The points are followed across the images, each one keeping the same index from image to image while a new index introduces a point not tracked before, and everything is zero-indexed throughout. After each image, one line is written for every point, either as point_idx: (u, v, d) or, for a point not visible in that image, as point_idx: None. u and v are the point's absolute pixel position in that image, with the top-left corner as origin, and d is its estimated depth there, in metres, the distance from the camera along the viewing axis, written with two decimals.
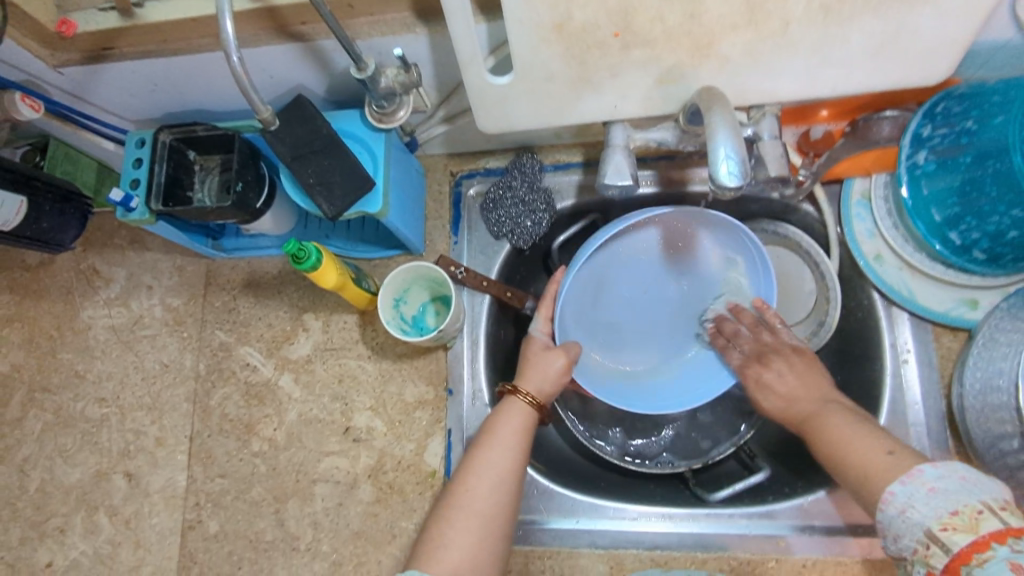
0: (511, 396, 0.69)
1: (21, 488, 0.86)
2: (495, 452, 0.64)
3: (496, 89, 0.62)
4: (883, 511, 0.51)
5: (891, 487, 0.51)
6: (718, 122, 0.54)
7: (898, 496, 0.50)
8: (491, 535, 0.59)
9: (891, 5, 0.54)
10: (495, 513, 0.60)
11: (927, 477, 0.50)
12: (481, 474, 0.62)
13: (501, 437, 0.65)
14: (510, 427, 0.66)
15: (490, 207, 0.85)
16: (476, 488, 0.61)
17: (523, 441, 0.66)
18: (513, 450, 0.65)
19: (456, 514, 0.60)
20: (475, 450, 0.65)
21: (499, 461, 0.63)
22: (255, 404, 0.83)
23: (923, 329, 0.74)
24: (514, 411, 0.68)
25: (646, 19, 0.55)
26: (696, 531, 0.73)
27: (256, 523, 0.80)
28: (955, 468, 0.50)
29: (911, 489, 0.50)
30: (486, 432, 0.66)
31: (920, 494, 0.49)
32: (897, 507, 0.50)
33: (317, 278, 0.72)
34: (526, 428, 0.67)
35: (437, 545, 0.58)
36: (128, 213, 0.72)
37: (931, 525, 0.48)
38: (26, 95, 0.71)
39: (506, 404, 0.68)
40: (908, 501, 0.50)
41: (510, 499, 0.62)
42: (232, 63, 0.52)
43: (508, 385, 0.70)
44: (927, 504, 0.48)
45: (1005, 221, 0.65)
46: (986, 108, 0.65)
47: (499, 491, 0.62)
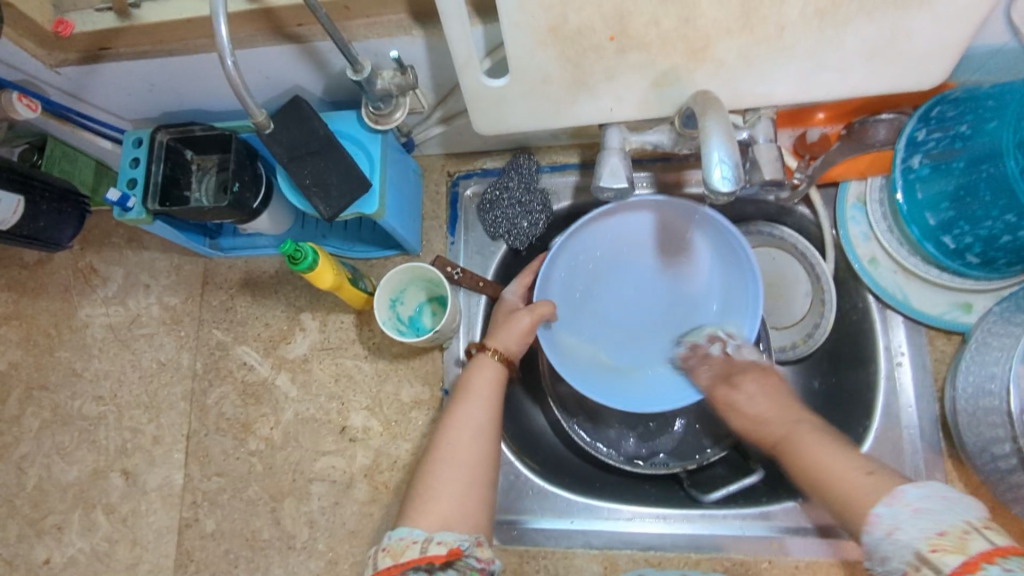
0: (481, 353, 0.71)
1: (19, 486, 0.86)
2: (471, 406, 0.66)
3: (491, 91, 0.62)
4: (870, 535, 0.49)
5: (876, 508, 0.49)
6: (712, 126, 0.54)
7: (885, 517, 0.48)
8: (476, 485, 0.61)
9: (886, 10, 0.54)
10: (477, 461, 0.62)
11: (910, 498, 0.48)
12: (458, 428, 0.64)
13: (475, 393, 0.67)
14: (483, 380, 0.68)
15: (487, 207, 0.85)
16: (455, 442, 0.63)
17: (497, 392, 0.68)
18: (489, 401, 0.66)
19: (438, 469, 0.61)
20: (451, 407, 0.66)
21: (476, 413, 0.65)
22: (252, 403, 0.84)
23: (918, 332, 0.74)
24: (485, 366, 0.70)
25: (641, 22, 0.55)
26: (690, 532, 0.74)
27: (253, 521, 0.80)
28: (936, 488, 0.48)
29: (897, 509, 0.48)
30: (462, 389, 0.68)
31: (906, 515, 0.47)
32: (883, 529, 0.48)
33: (314, 279, 0.72)
34: (498, 380, 0.69)
35: (426, 498, 0.59)
36: (125, 213, 0.72)
37: (920, 548, 0.46)
38: (23, 95, 0.71)
39: (477, 362, 0.70)
40: (895, 522, 0.47)
41: (491, 447, 0.64)
42: (227, 66, 0.52)
43: (477, 345, 0.72)
44: (913, 527, 0.46)
45: (998, 225, 0.65)
46: (981, 113, 0.65)
47: (479, 440, 0.63)
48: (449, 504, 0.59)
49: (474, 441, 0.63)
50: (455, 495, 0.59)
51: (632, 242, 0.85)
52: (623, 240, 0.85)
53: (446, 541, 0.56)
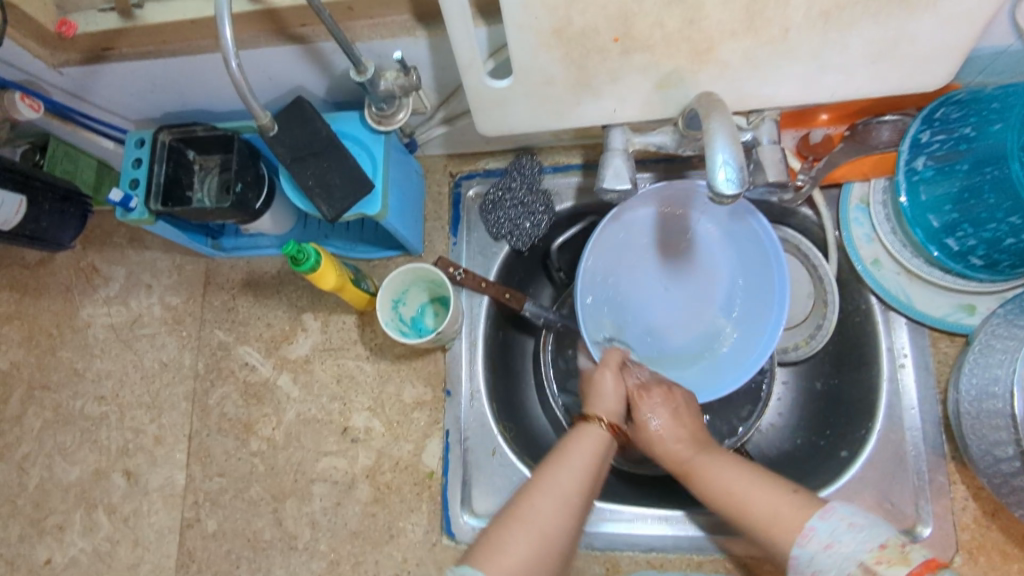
0: (589, 422, 0.67)
1: (21, 485, 0.86)
2: (565, 471, 0.61)
3: (495, 92, 0.62)
4: (803, 548, 0.54)
5: (811, 523, 0.55)
6: (716, 129, 0.54)
7: (819, 531, 0.54)
8: (551, 553, 0.56)
9: (891, 12, 0.53)
10: (558, 530, 0.57)
11: (843, 514, 0.54)
12: (550, 493, 0.59)
13: (572, 458, 0.62)
14: (586, 449, 0.63)
15: (490, 208, 0.85)
16: (542, 506, 0.58)
17: (598, 466, 0.63)
18: (587, 473, 0.61)
19: (516, 524, 0.57)
20: (545, 465, 0.62)
21: (570, 480, 0.60)
22: (254, 403, 0.84)
23: (921, 334, 0.74)
24: (588, 434, 0.65)
25: (646, 24, 0.55)
26: (692, 533, 0.73)
27: (255, 522, 0.80)
28: (868, 508, 0.54)
29: (832, 524, 0.54)
30: (558, 451, 0.63)
31: (842, 530, 0.53)
32: (820, 543, 0.54)
33: (317, 279, 0.72)
34: (600, 449, 0.64)
35: (494, 549, 0.55)
36: (128, 213, 0.73)
37: (863, 559, 0.51)
38: (26, 95, 0.71)
39: (581, 429, 0.66)
40: (831, 537, 0.53)
41: (576, 520, 0.59)
42: (231, 68, 0.52)
43: (583, 413, 0.68)
44: (852, 540, 0.52)
45: (1002, 228, 0.65)
46: (985, 115, 0.65)
47: (564, 510, 0.58)
48: (517, 564, 0.54)
49: (558, 511, 0.58)
50: (527, 555, 0.55)
51: (642, 237, 0.84)
52: (635, 236, 0.84)
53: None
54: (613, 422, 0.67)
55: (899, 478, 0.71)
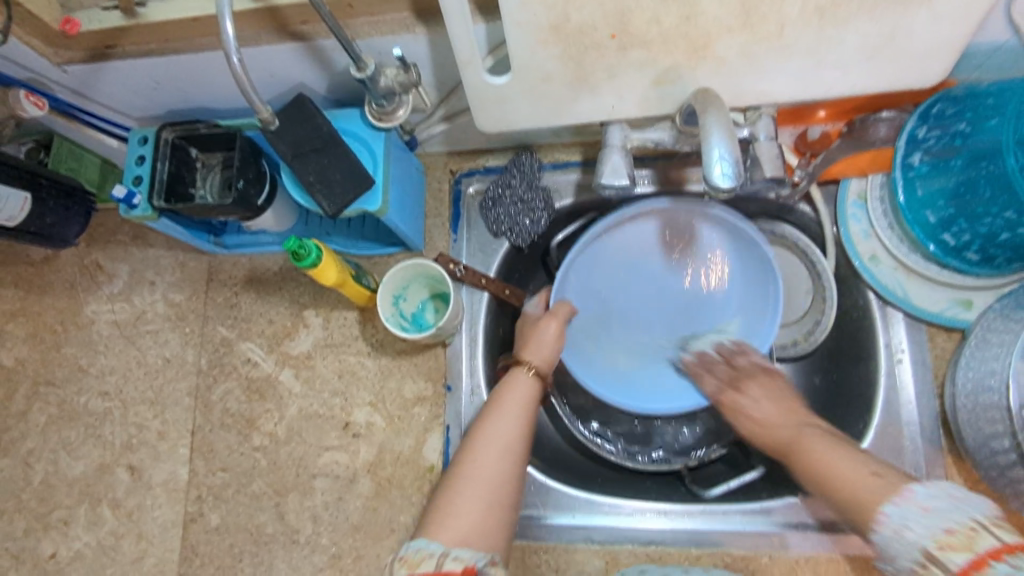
0: (516, 369, 0.73)
1: (26, 480, 0.87)
2: (504, 420, 0.67)
3: (494, 89, 0.63)
4: (878, 532, 0.52)
5: (885, 507, 0.52)
6: (712, 124, 0.54)
7: (893, 516, 0.51)
8: (499, 503, 0.61)
9: (886, 7, 0.54)
10: (503, 477, 0.63)
11: (919, 497, 0.51)
12: (485, 444, 0.65)
13: (507, 408, 0.68)
14: (518, 397, 0.70)
15: (490, 205, 0.85)
16: (482, 457, 0.64)
17: (527, 410, 0.69)
18: (516, 418, 0.67)
19: (462, 483, 0.62)
20: (485, 418, 0.68)
21: (507, 428, 0.66)
22: (256, 399, 0.84)
23: (918, 329, 0.74)
24: (518, 384, 0.71)
25: (642, 20, 0.55)
26: (691, 527, 0.74)
27: (257, 516, 0.81)
28: (946, 487, 0.51)
29: (906, 509, 0.51)
30: (492, 403, 0.69)
31: (914, 513, 0.50)
32: (892, 528, 0.51)
33: (318, 275, 0.73)
34: (530, 398, 0.70)
35: (448, 513, 0.60)
36: (131, 210, 0.73)
37: (926, 545, 0.48)
38: (30, 93, 0.72)
39: (513, 377, 0.72)
40: (902, 521, 0.51)
41: (518, 469, 0.65)
42: (232, 64, 0.52)
43: (514, 358, 0.74)
44: (921, 525, 0.49)
45: (998, 223, 0.66)
46: (980, 111, 0.67)
47: (505, 459, 0.64)
48: (472, 517, 0.60)
49: (500, 459, 0.64)
50: (478, 505, 0.60)
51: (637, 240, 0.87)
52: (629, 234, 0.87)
53: (462, 557, 0.56)
54: (540, 369, 0.74)
55: None
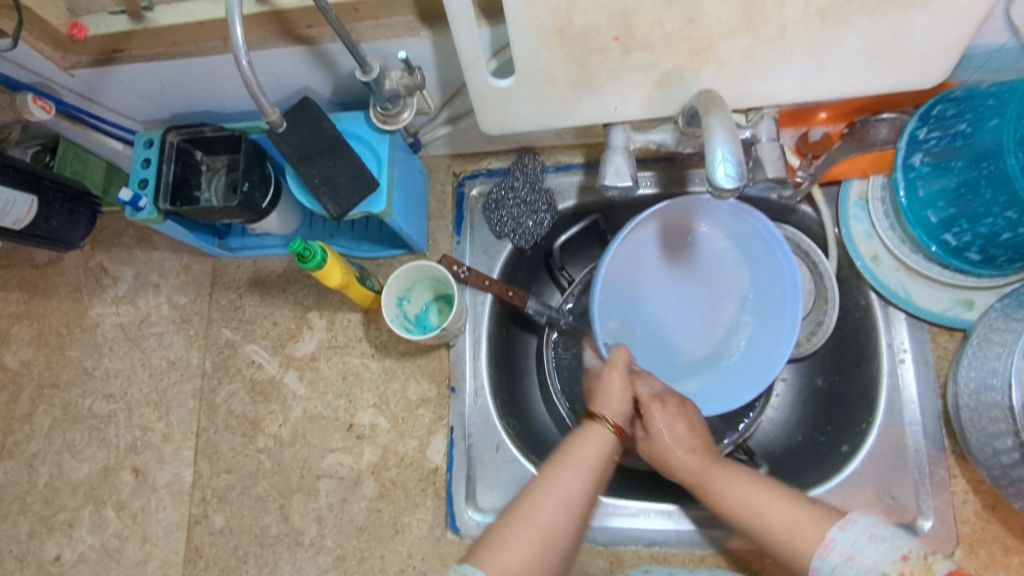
0: (591, 421, 0.69)
1: (30, 483, 0.87)
2: (569, 473, 0.64)
3: (497, 92, 0.63)
4: (823, 559, 0.56)
5: (831, 534, 0.57)
6: (716, 125, 0.55)
7: (840, 542, 0.56)
8: (552, 547, 0.60)
9: (886, 9, 0.54)
10: (558, 531, 0.61)
11: (863, 526, 0.56)
12: (549, 491, 0.62)
13: (575, 458, 0.65)
14: (589, 449, 0.66)
15: (492, 207, 0.86)
16: (541, 504, 0.61)
17: (599, 466, 0.65)
18: (586, 472, 0.64)
19: (518, 522, 0.60)
20: (550, 467, 0.65)
21: (573, 482, 0.63)
22: (260, 401, 0.85)
23: (920, 329, 0.75)
24: (593, 436, 0.67)
25: (646, 23, 0.56)
26: (694, 527, 0.74)
27: (261, 518, 0.81)
28: (879, 515, 0.57)
29: (853, 535, 0.56)
30: (563, 451, 0.66)
31: (864, 541, 0.55)
32: (840, 553, 0.55)
33: (323, 277, 0.73)
34: (604, 452, 0.66)
35: (500, 547, 0.59)
36: (137, 212, 0.73)
37: (886, 570, 0.53)
38: (38, 97, 0.72)
39: (586, 429, 0.68)
40: (853, 548, 0.55)
41: (578, 521, 0.62)
42: (242, 67, 0.53)
43: (589, 411, 0.70)
44: (875, 553, 0.54)
45: (999, 222, 0.66)
46: (981, 112, 0.66)
47: (563, 511, 0.61)
48: (522, 566, 0.58)
49: (557, 512, 0.61)
50: (529, 554, 0.58)
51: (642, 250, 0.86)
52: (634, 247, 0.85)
53: None
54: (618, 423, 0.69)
55: (899, 472, 0.72)
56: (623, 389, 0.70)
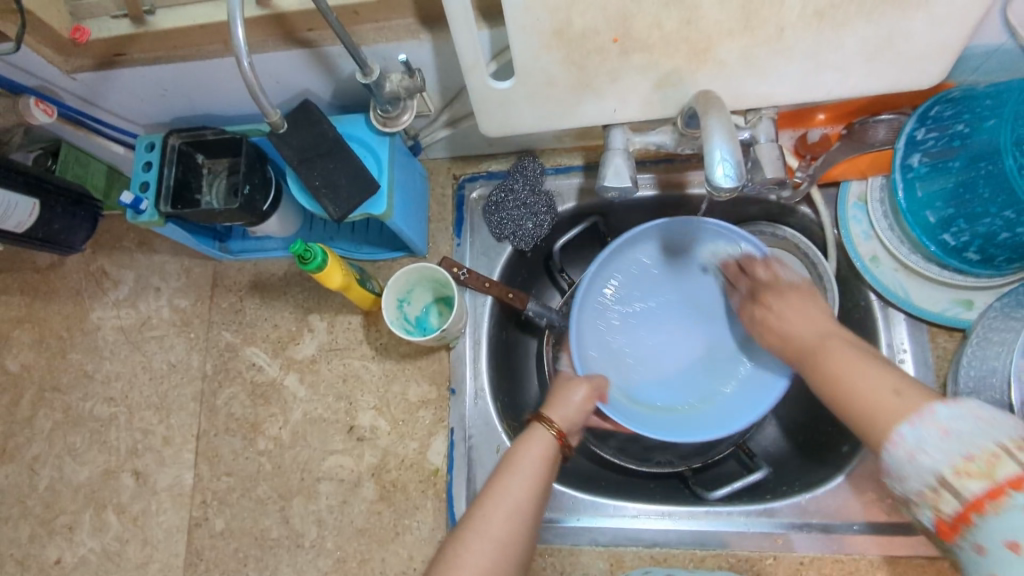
0: (536, 423, 0.68)
1: (31, 486, 0.87)
2: (516, 479, 0.63)
3: (497, 94, 0.63)
4: (890, 451, 0.50)
5: (900, 427, 0.50)
6: (714, 126, 0.55)
7: (908, 437, 0.49)
8: (506, 561, 0.58)
9: (883, 10, 0.55)
10: (511, 538, 0.59)
11: (940, 418, 0.48)
12: (498, 500, 0.61)
13: (521, 466, 0.64)
14: (533, 455, 0.65)
15: (493, 209, 0.86)
16: (492, 512, 0.60)
17: (543, 467, 0.64)
18: (531, 475, 0.63)
19: (471, 536, 0.58)
20: (496, 476, 0.63)
21: (520, 489, 0.62)
22: (261, 403, 0.85)
23: (920, 330, 0.75)
24: (536, 440, 0.67)
25: (644, 24, 0.56)
26: (694, 528, 0.74)
27: (262, 520, 0.81)
28: (972, 406, 0.48)
29: (921, 431, 0.49)
30: (509, 459, 0.65)
31: (931, 437, 0.48)
32: (906, 450, 0.49)
33: (323, 279, 0.73)
34: (547, 455, 0.65)
35: (450, 566, 0.57)
36: (138, 215, 0.74)
37: (943, 471, 0.47)
38: (40, 100, 0.74)
39: (531, 433, 0.67)
40: (918, 444, 0.48)
41: (530, 531, 0.60)
42: (243, 67, 0.53)
43: (536, 414, 0.69)
44: (938, 449, 0.47)
45: (997, 222, 0.66)
46: (978, 112, 0.67)
47: (514, 520, 0.60)
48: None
49: (508, 521, 0.59)
50: (484, 566, 0.56)
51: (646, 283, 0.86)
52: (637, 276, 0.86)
53: None
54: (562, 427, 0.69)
55: None
56: (581, 396, 0.73)
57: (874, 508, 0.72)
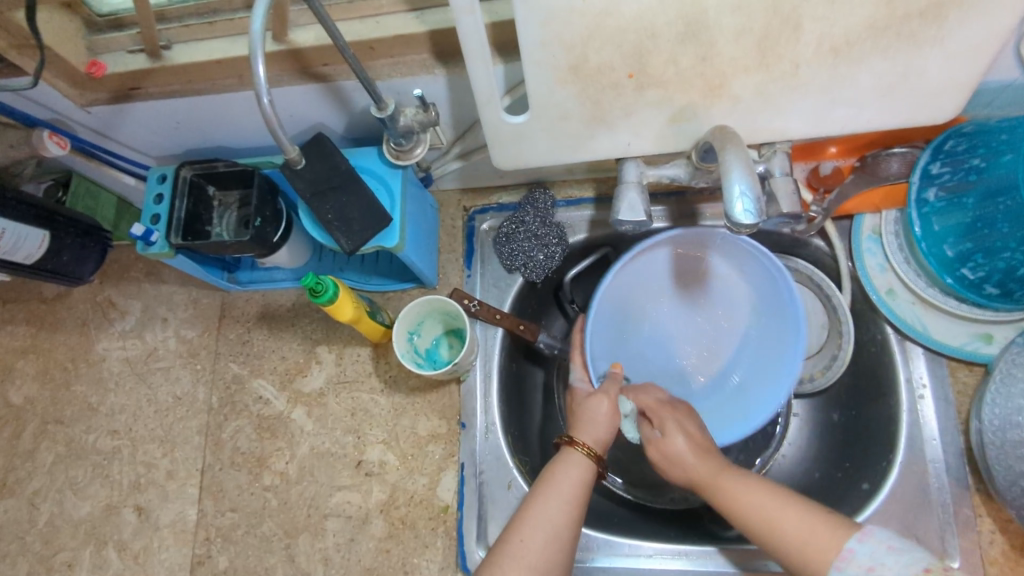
0: (569, 447, 0.67)
1: (30, 522, 0.85)
2: (552, 506, 0.62)
3: (511, 128, 0.64)
4: (845, 571, 0.53)
5: (849, 544, 0.54)
6: (733, 161, 0.54)
7: (859, 553, 0.53)
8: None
9: (898, 47, 0.55)
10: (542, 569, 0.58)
11: (881, 537, 0.53)
12: (535, 528, 0.60)
13: (560, 491, 0.63)
14: (572, 479, 0.64)
15: (503, 240, 0.85)
16: (529, 542, 0.59)
17: (581, 495, 0.63)
18: (570, 503, 0.62)
19: (508, 562, 0.58)
20: (532, 502, 0.62)
21: (559, 514, 0.61)
22: (267, 437, 0.83)
23: (938, 363, 0.74)
24: (572, 463, 0.65)
25: (659, 61, 0.56)
26: (713, 569, 0.73)
27: (266, 558, 0.79)
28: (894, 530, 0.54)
29: (870, 547, 0.53)
30: (544, 482, 0.64)
31: (883, 553, 0.52)
32: (862, 565, 0.53)
33: (333, 312, 0.72)
34: (585, 478, 0.64)
35: None
36: (148, 247, 0.73)
37: None
38: (53, 133, 0.73)
39: (568, 454, 0.66)
40: (873, 560, 0.52)
41: (566, 554, 0.60)
42: (262, 105, 0.52)
43: (567, 436, 0.68)
44: (896, 562, 0.51)
45: (1016, 257, 0.65)
46: (993, 146, 0.66)
47: (552, 547, 0.59)
48: None
49: (545, 549, 0.59)
50: None
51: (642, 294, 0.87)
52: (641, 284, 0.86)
53: None
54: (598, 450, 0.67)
55: (923, 513, 0.70)
56: (607, 411, 0.70)
57: None
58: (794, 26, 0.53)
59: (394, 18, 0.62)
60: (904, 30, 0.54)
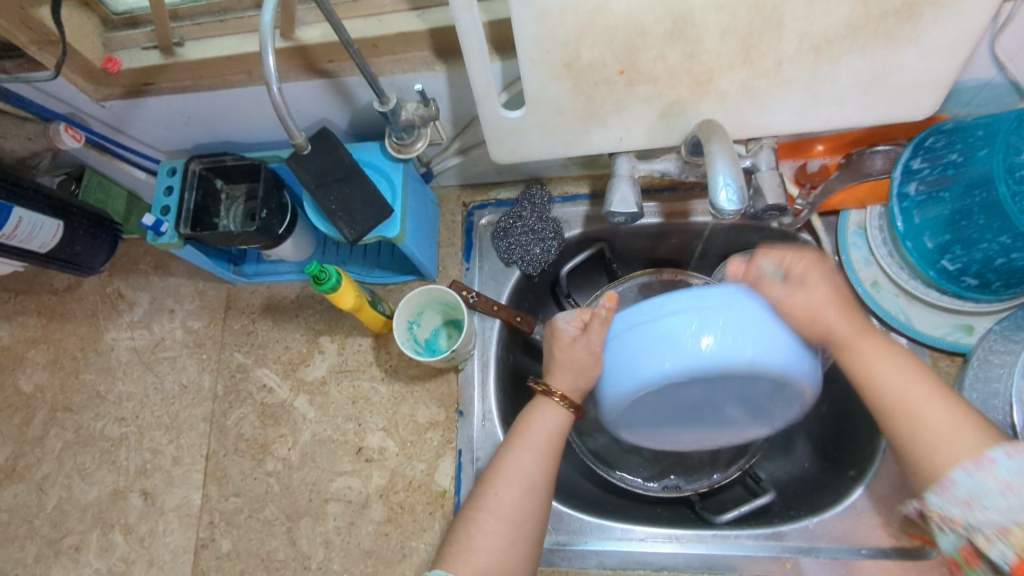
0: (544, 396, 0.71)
1: (39, 506, 0.87)
2: (525, 456, 0.67)
3: (509, 122, 0.66)
4: (944, 495, 0.55)
5: (956, 473, 0.54)
6: (717, 153, 0.57)
7: (963, 484, 0.54)
8: (521, 540, 0.64)
9: (876, 45, 0.58)
10: (523, 515, 0.65)
11: (1000, 472, 0.52)
12: (507, 480, 0.66)
13: (531, 442, 0.68)
14: (541, 429, 0.69)
15: (501, 235, 0.88)
16: (502, 494, 0.65)
17: (555, 444, 0.69)
18: (541, 451, 0.68)
19: (484, 518, 0.64)
20: (506, 453, 0.68)
21: (531, 465, 0.67)
22: (270, 424, 0.86)
23: (921, 354, 0.76)
24: (545, 412, 0.70)
25: (648, 58, 0.59)
26: (703, 552, 0.74)
27: (269, 542, 0.81)
28: None
29: (981, 481, 0.53)
30: (521, 432, 0.69)
31: (993, 491, 0.52)
32: (962, 496, 0.53)
33: (336, 300, 0.75)
34: (557, 428, 0.69)
35: (466, 547, 0.63)
36: (158, 237, 0.75)
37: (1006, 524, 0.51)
38: (70, 126, 0.76)
39: (542, 402, 0.71)
40: (977, 494, 0.53)
41: (541, 501, 0.66)
42: (272, 94, 0.55)
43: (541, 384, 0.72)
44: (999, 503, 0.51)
45: (993, 248, 0.68)
46: (970, 142, 0.69)
47: (526, 497, 0.65)
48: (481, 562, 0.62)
49: (520, 498, 0.65)
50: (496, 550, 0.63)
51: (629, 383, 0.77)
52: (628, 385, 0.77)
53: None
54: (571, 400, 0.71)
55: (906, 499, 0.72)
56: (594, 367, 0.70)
57: (880, 532, 0.73)
58: (776, 25, 0.56)
59: (397, 17, 0.65)
60: (881, 28, 0.56)
